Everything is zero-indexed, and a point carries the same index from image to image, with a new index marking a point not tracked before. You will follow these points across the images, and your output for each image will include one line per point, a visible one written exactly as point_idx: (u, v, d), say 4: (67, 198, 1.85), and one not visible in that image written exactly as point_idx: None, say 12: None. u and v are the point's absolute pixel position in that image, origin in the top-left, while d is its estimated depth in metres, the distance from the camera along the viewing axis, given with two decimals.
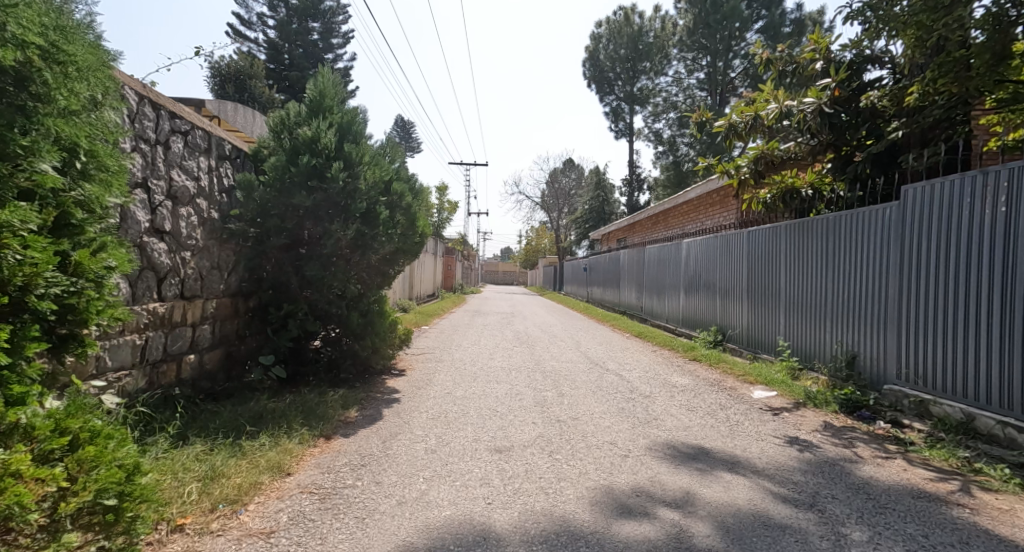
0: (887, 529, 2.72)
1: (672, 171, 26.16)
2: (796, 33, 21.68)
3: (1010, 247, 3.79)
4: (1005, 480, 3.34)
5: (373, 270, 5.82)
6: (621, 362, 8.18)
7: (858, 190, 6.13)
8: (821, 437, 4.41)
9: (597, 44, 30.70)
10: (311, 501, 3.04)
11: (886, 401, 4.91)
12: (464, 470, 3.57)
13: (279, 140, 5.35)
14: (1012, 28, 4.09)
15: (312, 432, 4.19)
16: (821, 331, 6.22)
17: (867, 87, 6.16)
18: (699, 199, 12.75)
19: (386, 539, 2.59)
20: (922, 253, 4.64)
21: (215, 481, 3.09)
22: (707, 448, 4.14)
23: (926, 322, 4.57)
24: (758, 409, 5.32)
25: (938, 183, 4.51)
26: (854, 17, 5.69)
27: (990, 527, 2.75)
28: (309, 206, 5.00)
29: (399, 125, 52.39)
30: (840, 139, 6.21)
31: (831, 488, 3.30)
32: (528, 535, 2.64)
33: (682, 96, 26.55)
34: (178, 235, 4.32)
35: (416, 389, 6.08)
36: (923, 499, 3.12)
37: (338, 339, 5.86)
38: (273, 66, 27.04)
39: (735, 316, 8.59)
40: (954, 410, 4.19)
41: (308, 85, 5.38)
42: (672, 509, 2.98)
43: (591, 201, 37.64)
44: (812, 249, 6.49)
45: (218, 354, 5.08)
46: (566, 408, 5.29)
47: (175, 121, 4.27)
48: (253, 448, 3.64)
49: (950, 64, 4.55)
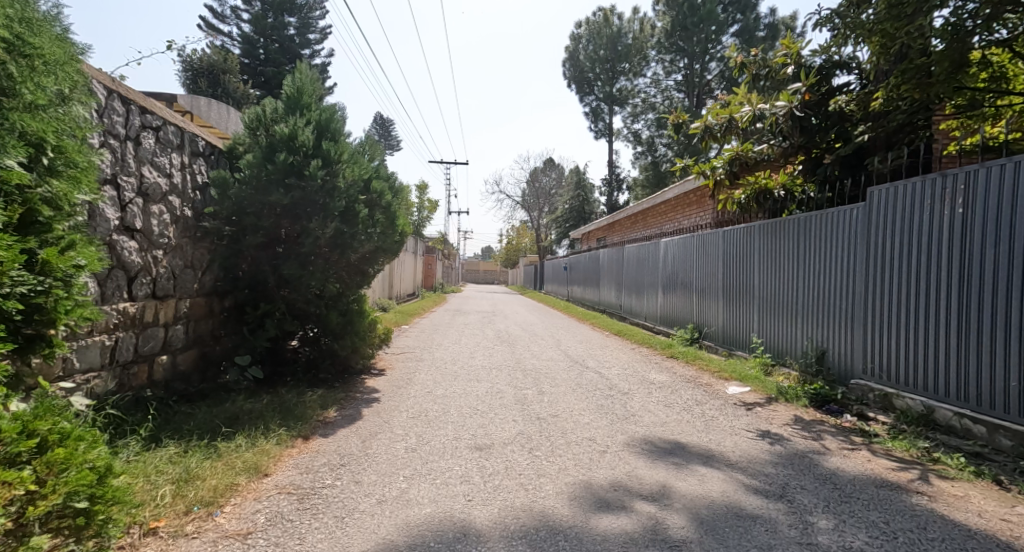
0: (852, 517, 2.83)
1: (651, 171, 26.54)
2: (770, 37, 22.21)
3: (967, 245, 3.98)
4: (961, 468, 3.51)
5: (352, 269, 5.80)
6: (601, 359, 8.30)
7: (828, 191, 6.32)
8: (792, 430, 4.55)
9: (578, 44, 30.96)
10: (290, 501, 3.02)
11: (853, 396, 5.07)
12: (445, 468, 3.58)
13: (255, 136, 5.27)
14: (969, 38, 4.27)
15: (290, 432, 4.15)
16: (793, 327, 6.41)
17: (835, 92, 6.37)
18: (676, 198, 12.94)
19: (367, 537, 2.59)
20: (887, 252, 4.83)
21: (190, 483, 3.04)
22: (684, 443, 4.23)
23: (892, 317, 4.74)
24: (732, 404, 5.47)
25: (900, 185, 4.69)
26: (824, 24, 5.87)
27: (946, 513, 2.89)
28: (287, 204, 4.95)
29: (379, 122, 51.87)
30: (811, 142, 6.39)
31: (800, 479, 3.42)
32: (508, 530, 2.68)
33: (661, 97, 26.84)
34: (149, 233, 4.22)
35: (396, 388, 6.06)
36: (885, 487, 3.25)
37: (316, 339, 5.85)
38: (248, 61, 26.49)
39: (711, 314, 8.78)
40: (916, 402, 4.35)
41: (285, 83, 5.31)
42: (649, 502, 3.04)
43: (572, 201, 37.81)
44: (784, 248, 6.69)
45: (192, 355, 4.97)
46: (546, 406, 5.33)
47: (146, 116, 4.17)
48: (229, 450, 3.60)
49: (912, 72, 4.69)
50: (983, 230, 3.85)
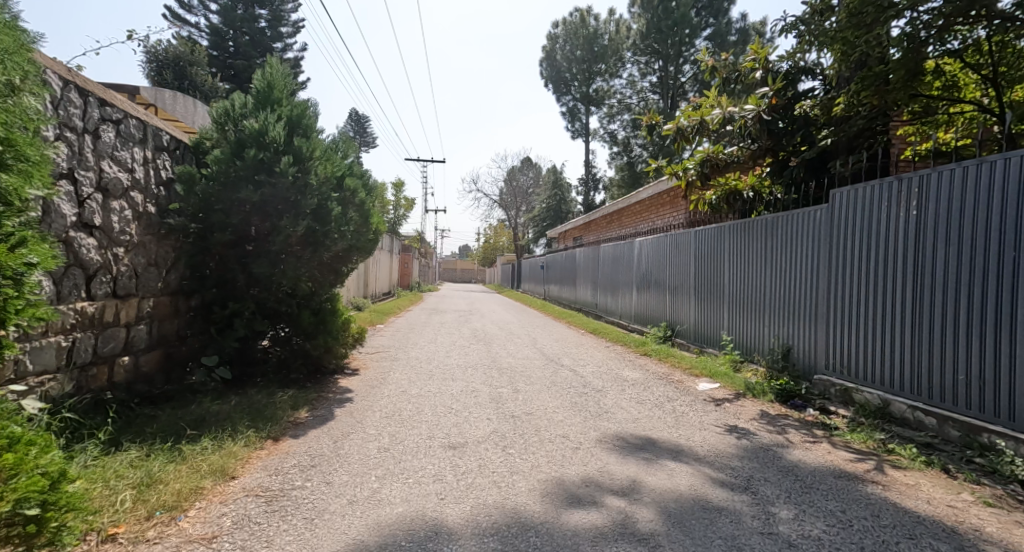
0: (811, 507, 2.94)
1: (627, 171, 26.90)
2: (741, 41, 22.70)
3: (920, 246, 4.17)
4: (913, 458, 3.67)
5: (325, 268, 5.72)
6: (576, 357, 8.37)
7: (794, 193, 6.52)
8: (758, 425, 4.68)
9: (554, 44, 31.09)
10: (257, 504, 2.96)
11: (816, 390, 5.26)
12: (418, 467, 3.57)
13: (222, 131, 5.13)
14: (923, 47, 4.46)
15: (259, 433, 4.08)
16: (760, 325, 6.60)
17: (801, 97, 6.57)
18: (650, 199, 13.13)
19: (336, 538, 2.57)
20: (848, 251, 5.00)
21: (152, 487, 2.96)
22: (655, 439, 4.31)
23: (852, 315, 4.93)
24: (702, 401, 5.58)
25: (861, 188, 4.88)
26: (789, 30, 6.06)
27: (898, 501, 3.02)
28: (257, 201, 4.86)
29: (353, 118, 51.11)
30: (778, 145, 6.58)
31: (764, 471, 3.52)
32: (480, 527, 2.68)
33: (636, 98, 27.11)
34: (109, 230, 4.08)
35: (370, 388, 6.00)
36: (843, 478, 3.38)
37: (288, 338, 5.76)
38: (216, 52, 25.56)
39: (683, 312, 8.94)
40: (874, 396, 4.53)
41: (255, 77, 5.20)
42: (619, 497, 3.09)
43: (548, 200, 37.99)
44: (752, 247, 6.88)
45: (156, 356, 4.82)
46: (521, 404, 5.35)
47: (106, 108, 4.03)
48: (194, 453, 3.50)
49: (871, 79, 4.88)
50: (934, 232, 4.04)
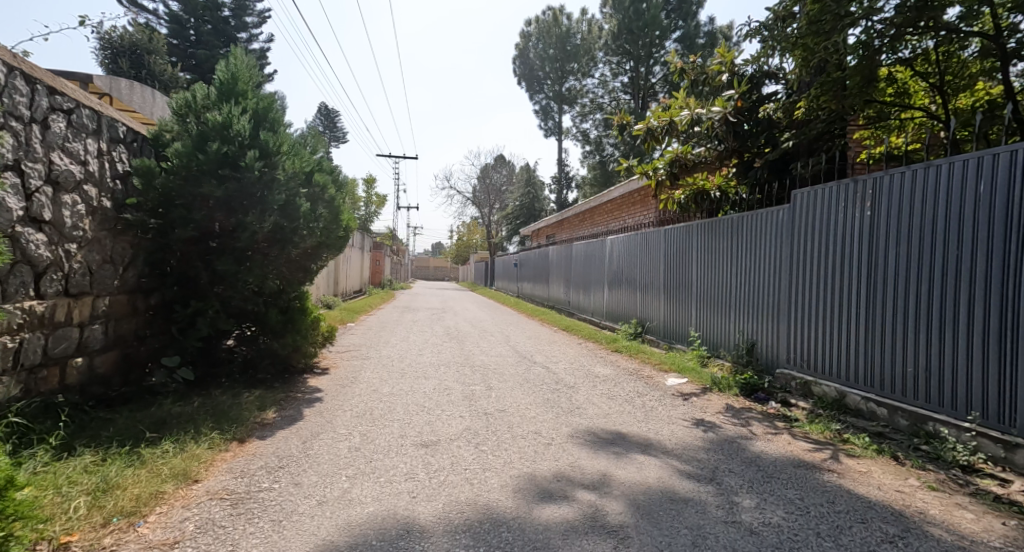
0: (772, 495, 3.05)
1: (600, 171, 27.33)
2: (710, 44, 23.16)
3: (873, 245, 4.38)
4: (866, 447, 3.85)
5: (294, 266, 5.62)
6: (549, 354, 8.43)
7: (758, 193, 6.72)
8: (723, 418, 4.82)
9: (527, 42, 31.24)
10: (222, 507, 2.90)
11: (778, 384, 5.47)
12: (390, 466, 3.55)
13: (183, 123, 4.96)
14: (876, 55, 4.69)
15: (224, 435, 3.98)
16: (725, 321, 6.80)
17: (764, 100, 6.84)
18: (622, 198, 13.35)
19: (305, 539, 2.53)
20: (809, 250, 5.21)
21: (108, 493, 2.86)
22: (625, 433, 4.39)
23: (812, 311, 5.14)
24: (670, 395, 5.72)
25: (820, 189, 5.08)
26: (753, 36, 6.26)
27: (851, 488, 3.17)
28: (220, 197, 4.73)
29: (323, 112, 50.11)
30: (743, 146, 6.82)
31: (728, 462, 3.64)
32: (451, 524, 2.69)
33: (607, 97, 27.01)
34: (60, 225, 3.90)
35: (340, 387, 5.92)
36: (801, 467, 3.52)
37: (254, 337, 5.64)
38: (176, 41, 24.75)
39: (653, 309, 9.12)
40: (831, 389, 4.75)
41: (219, 67, 5.04)
42: (589, 491, 3.15)
43: (522, 198, 38.10)
44: (718, 245, 7.08)
45: (113, 357, 4.64)
46: (494, 401, 5.37)
47: (56, 97, 3.85)
48: (154, 457, 3.40)
49: (829, 84, 5.11)
50: (887, 231, 4.24)
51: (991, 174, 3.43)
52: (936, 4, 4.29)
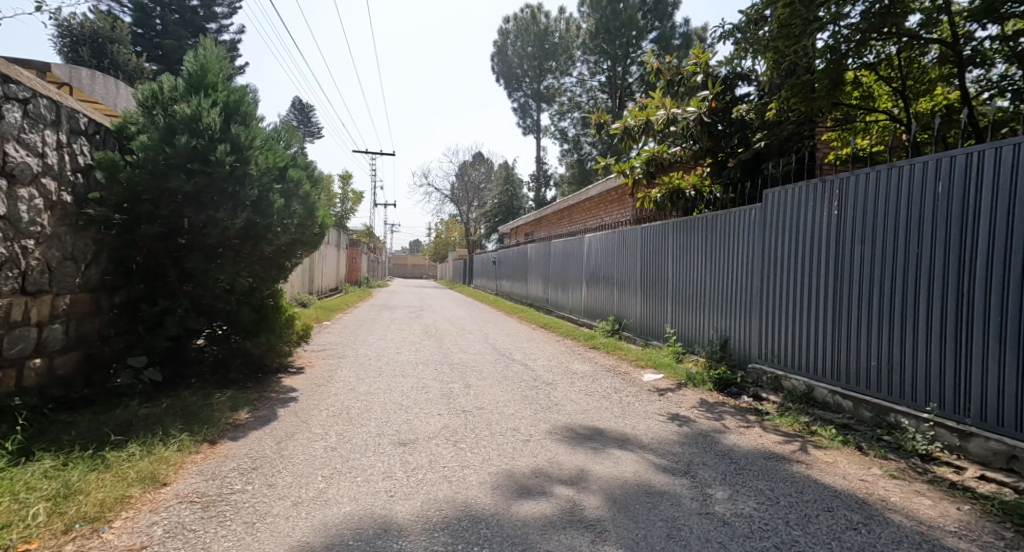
0: (744, 487, 3.14)
1: (578, 170, 27.54)
2: (685, 45, 23.43)
3: (841, 243, 4.51)
4: (833, 438, 3.98)
5: (267, 263, 5.51)
6: (527, 351, 8.47)
7: (731, 192, 6.86)
8: (697, 412, 4.92)
9: (506, 39, 31.29)
10: (192, 510, 2.83)
11: (750, 378, 5.61)
12: (367, 465, 3.52)
13: (150, 116, 4.80)
14: (843, 59, 4.83)
15: (194, 437, 3.88)
16: (700, 318, 6.93)
17: (737, 101, 6.95)
18: (600, 196, 13.46)
19: (280, 540, 2.50)
20: (780, 248, 5.35)
21: (70, 498, 2.77)
22: (602, 429, 4.44)
23: (783, 307, 5.27)
24: (647, 391, 5.81)
25: (790, 188, 5.21)
26: (727, 38, 6.39)
27: (818, 477, 3.28)
28: (190, 191, 4.62)
29: (297, 106, 49.18)
30: (717, 146, 6.94)
31: (702, 456, 3.73)
32: (429, 522, 2.69)
33: (586, 96, 27.26)
34: (16, 220, 3.74)
35: (316, 386, 5.84)
36: (772, 459, 3.63)
37: (225, 337, 5.52)
38: (142, 30, 23.99)
39: (630, 307, 9.22)
40: (800, 382, 4.88)
41: (187, 58, 4.89)
42: (567, 486, 3.18)
43: (500, 196, 38.09)
44: (693, 244, 7.21)
45: (75, 357, 4.48)
46: (472, 399, 5.37)
47: (11, 86, 3.68)
48: (119, 460, 3.30)
49: (799, 87, 5.27)
50: (853, 231, 4.38)
51: (948, 175, 3.59)
52: (898, 12, 4.45)
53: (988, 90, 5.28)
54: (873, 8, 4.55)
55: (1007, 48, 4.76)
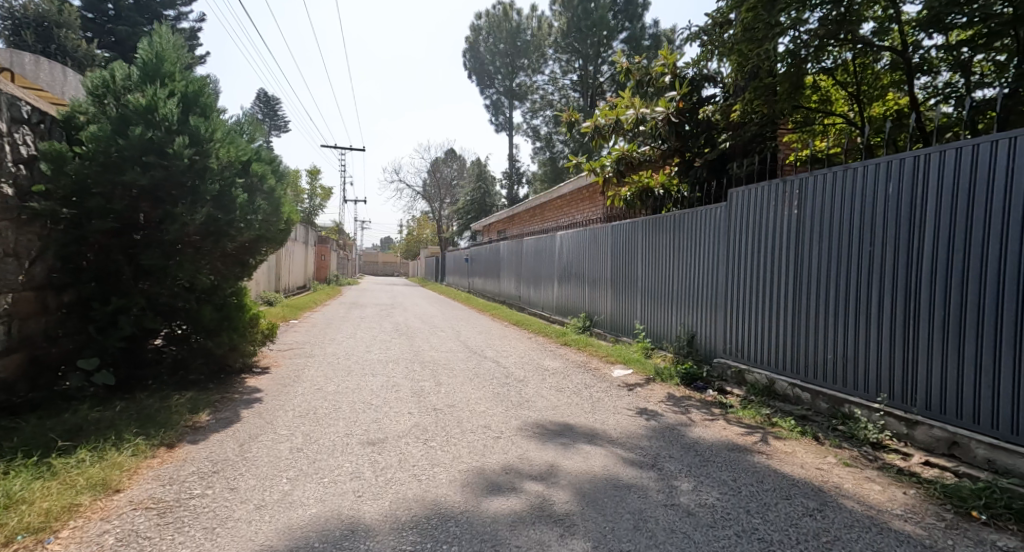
0: (708, 478, 3.22)
1: (550, 168, 27.69)
2: (655, 47, 23.76)
3: (800, 241, 4.66)
4: (792, 428, 4.12)
5: (229, 260, 5.34)
6: (499, 349, 8.47)
7: (698, 191, 7.01)
8: (665, 406, 5.02)
9: (478, 36, 31.20)
10: (147, 517, 2.72)
11: (716, 373, 5.76)
12: (334, 466, 3.46)
13: (101, 105, 4.56)
14: (803, 64, 4.98)
15: (150, 441, 3.73)
16: (668, 314, 7.06)
17: (703, 102, 7.10)
18: (571, 194, 13.56)
19: (242, 545, 2.43)
20: (744, 245, 5.50)
21: (12, 509, 2.63)
22: (572, 424, 4.49)
23: (747, 302, 5.42)
24: (616, 386, 5.89)
25: (754, 188, 5.36)
26: (694, 40, 6.51)
27: (778, 467, 3.39)
28: (145, 185, 4.42)
29: (262, 98, 47.76)
30: (684, 146, 7.10)
31: (668, 449, 3.80)
32: (398, 522, 2.66)
33: (558, 95, 27.32)
34: None
35: (282, 387, 5.70)
36: (734, 450, 3.73)
37: (185, 337, 5.33)
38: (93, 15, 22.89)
39: (601, 304, 9.32)
40: (762, 376, 5.03)
41: (141, 46, 4.68)
42: (536, 482, 3.20)
43: (473, 193, 37.95)
44: (661, 241, 7.33)
45: (18, 360, 4.20)
46: (443, 396, 5.34)
47: None
48: (67, 467, 3.14)
49: (761, 89, 5.42)
50: (812, 229, 4.53)
51: (899, 175, 3.74)
52: (854, 19, 4.60)
53: (934, 97, 5.54)
54: (830, 15, 4.69)
55: (950, 57, 4.96)
